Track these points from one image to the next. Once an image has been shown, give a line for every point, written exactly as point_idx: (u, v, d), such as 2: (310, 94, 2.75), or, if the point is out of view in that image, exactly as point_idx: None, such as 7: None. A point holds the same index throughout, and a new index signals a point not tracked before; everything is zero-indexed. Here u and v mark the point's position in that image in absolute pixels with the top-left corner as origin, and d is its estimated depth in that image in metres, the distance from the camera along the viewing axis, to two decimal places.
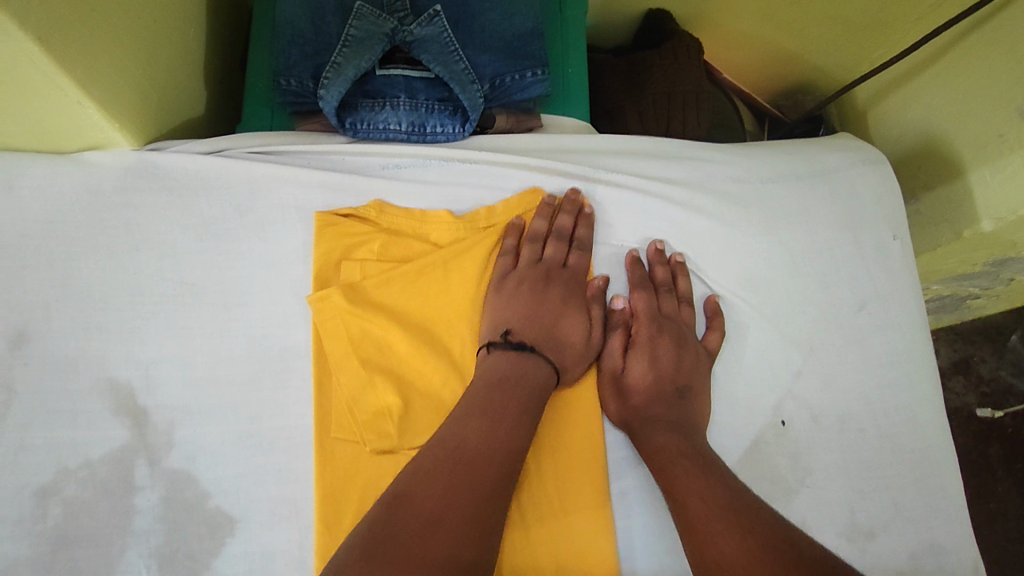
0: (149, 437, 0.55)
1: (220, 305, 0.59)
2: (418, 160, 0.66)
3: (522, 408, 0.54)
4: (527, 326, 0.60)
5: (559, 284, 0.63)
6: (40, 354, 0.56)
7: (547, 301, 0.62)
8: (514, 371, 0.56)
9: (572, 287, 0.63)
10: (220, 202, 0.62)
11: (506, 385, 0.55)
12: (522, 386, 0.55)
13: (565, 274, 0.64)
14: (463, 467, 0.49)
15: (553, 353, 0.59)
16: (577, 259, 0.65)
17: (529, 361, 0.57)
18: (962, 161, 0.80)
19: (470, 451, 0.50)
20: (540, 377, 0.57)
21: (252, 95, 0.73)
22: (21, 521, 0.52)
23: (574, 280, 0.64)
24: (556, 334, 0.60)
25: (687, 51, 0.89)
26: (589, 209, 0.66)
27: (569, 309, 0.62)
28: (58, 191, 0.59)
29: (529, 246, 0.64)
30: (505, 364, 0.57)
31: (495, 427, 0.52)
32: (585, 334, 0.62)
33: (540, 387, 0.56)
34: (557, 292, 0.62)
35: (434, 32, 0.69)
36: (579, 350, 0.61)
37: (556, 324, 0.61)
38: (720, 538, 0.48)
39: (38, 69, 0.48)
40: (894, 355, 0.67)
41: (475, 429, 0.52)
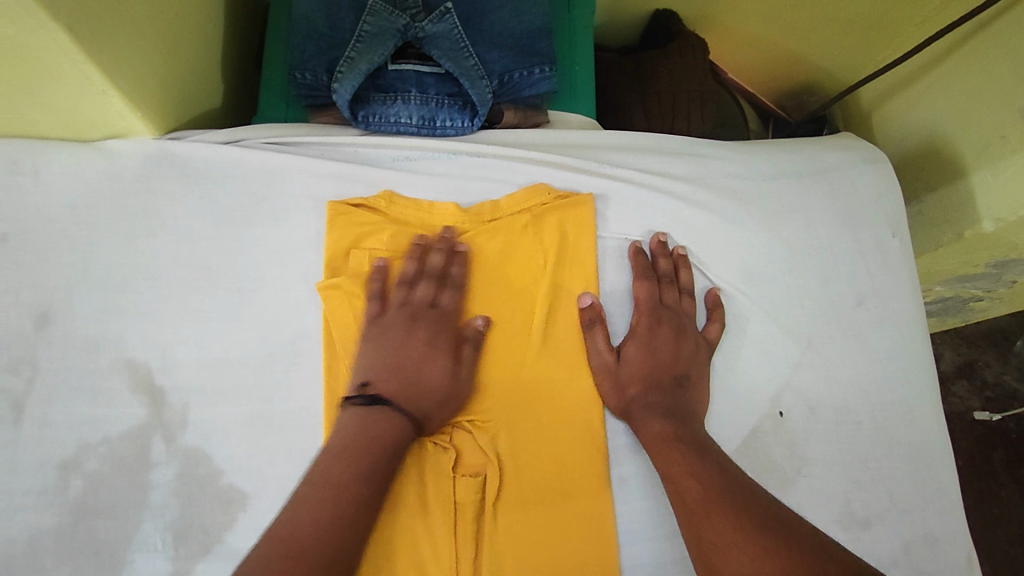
0: (165, 415, 0.57)
1: (234, 290, 0.61)
2: (428, 153, 0.69)
3: (364, 477, 0.52)
4: (387, 377, 0.57)
5: (427, 326, 0.61)
6: (62, 333, 0.58)
7: (409, 346, 0.59)
8: (364, 433, 0.54)
9: (439, 329, 0.61)
10: (236, 191, 0.64)
11: (353, 450, 0.53)
12: (371, 449, 0.53)
13: (438, 314, 0.61)
14: (291, 565, 0.46)
15: (412, 406, 0.57)
16: (450, 298, 0.62)
17: (379, 421, 0.55)
18: (965, 162, 0.81)
19: (299, 545, 0.47)
20: (392, 436, 0.54)
21: (267, 88, 0.75)
22: (44, 493, 0.54)
23: (440, 319, 0.61)
24: (415, 382, 0.58)
25: (693, 51, 0.91)
26: (464, 247, 0.64)
27: (434, 355, 0.59)
28: (80, 177, 0.61)
29: (398, 288, 0.62)
30: (355, 424, 0.54)
31: (327, 510, 0.49)
32: (450, 379, 0.59)
33: (393, 447, 0.54)
34: (421, 336, 0.60)
35: (446, 29, 0.71)
36: (440, 398, 0.58)
37: (416, 372, 0.58)
38: (715, 517, 0.50)
39: (67, 57, 0.50)
40: (891, 350, 0.69)
41: (307, 517, 0.49)
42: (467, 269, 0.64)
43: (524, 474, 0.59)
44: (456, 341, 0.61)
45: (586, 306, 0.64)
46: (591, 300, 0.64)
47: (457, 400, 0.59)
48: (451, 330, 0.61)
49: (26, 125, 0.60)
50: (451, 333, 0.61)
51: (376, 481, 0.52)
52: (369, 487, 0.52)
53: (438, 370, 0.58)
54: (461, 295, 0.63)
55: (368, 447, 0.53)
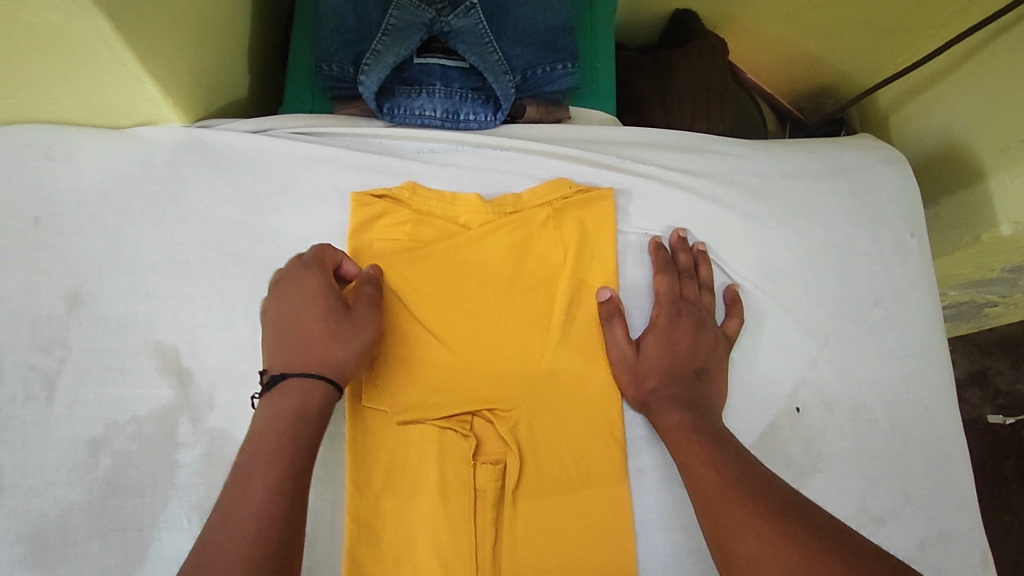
0: (193, 396, 0.58)
1: (260, 277, 0.62)
2: (452, 145, 0.69)
3: (277, 453, 0.49)
4: (281, 354, 0.55)
5: (291, 289, 0.56)
6: (93, 315, 0.59)
7: (286, 313, 0.56)
8: (272, 415, 0.51)
9: (303, 278, 0.57)
10: (262, 178, 0.65)
11: (260, 435, 0.50)
12: (281, 420, 0.51)
13: (311, 264, 0.58)
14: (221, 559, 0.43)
15: (314, 366, 0.54)
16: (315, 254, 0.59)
17: (286, 397, 0.52)
18: (984, 164, 0.81)
19: (222, 547, 0.44)
20: (301, 404, 0.52)
21: (294, 80, 0.76)
22: (74, 469, 0.56)
23: (305, 274, 0.57)
24: (303, 341, 0.54)
25: (713, 51, 0.92)
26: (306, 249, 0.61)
27: (304, 306, 0.56)
28: (113, 163, 0.63)
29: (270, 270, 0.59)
30: (263, 414, 0.51)
31: (247, 500, 0.46)
32: (329, 317, 0.55)
33: (305, 416, 0.52)
34: (289, 298, 0.56)
35: (471, 23, 0.72)
36: (332, 340, 0.55)
37: (299, 332, 0.55)
38: (733, 505, 0.50)
39: (106, 44, 0.51)
40: (908, 349, 0.69)
41: (224, 514, 0.45)
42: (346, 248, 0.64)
43: (544, 461, 0.60)
44: (322, 282, 0.57)
45: (605, 300, 0.64)
46: (610, 294, 0.64)
47: (361, 331, 0.56)
48: (324, 273, 0.58)
49: (61, 111, 0.61)
50: (323, 277, 0.57)
51: (286, 461, 0.48)
52: (280, 465, 0.48)
53: (316, 319, 0.55)
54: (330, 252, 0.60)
55: (276, 423, 0.50)
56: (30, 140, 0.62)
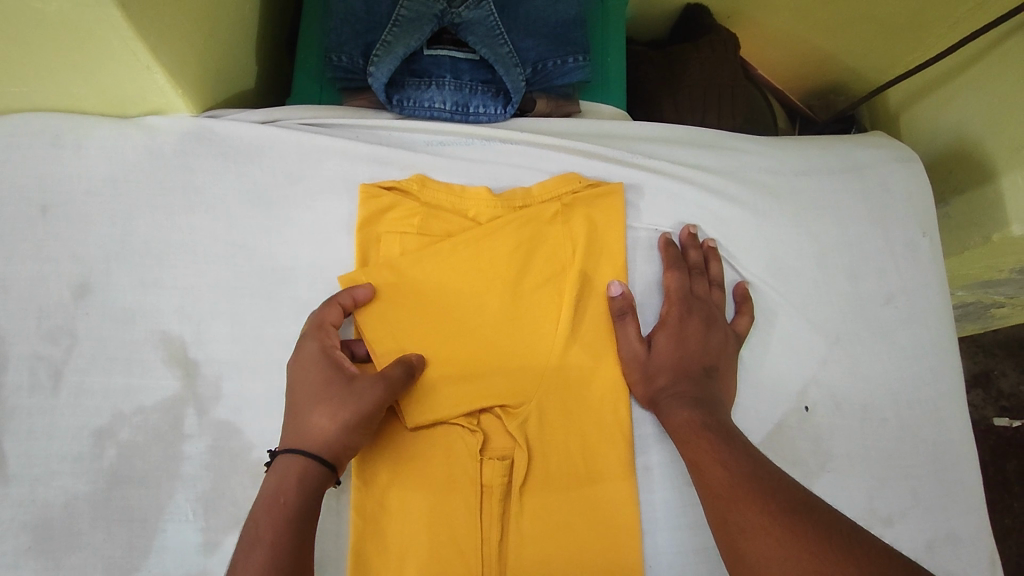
0: (200, 388, 0.58)
1: (268, 270, 0.62)
2: (461, 138, 0.69)
3: (260, 539, 0.47)
4: (285, 428, 0.55)
5: (294, 362, 0.57)
6: (100, 304, 0.59)
7: (295, 383, 0.56)
8: (261, 499, 0.50)
9: (300, 348, 0.57)
10: (271, 170, 0.64)
11: (233, 567, 0.47)
12: (255, 529, 0.48)
13: (312, 334, 0.58)
14: None
15: (297, 439, 0.53)
16: (326, 316, 0.59)
17: (269, 477, 0.51)
18: (996, 163, 0.80)
19: None
20: (279, 483, 0.51)
21: (303, 70, 0.76)
22: (80, 459, 0.55)
23: (306, 345, 0.57)
24: (300, 416, 0.54)
25: (724, 46, 0.91)
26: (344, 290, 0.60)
27: (299, 377, 0.56)
28: (122, 152, 0.62)
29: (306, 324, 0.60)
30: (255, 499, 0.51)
31: None
32: (318, 387, 0.55)
33: (279, 516, 0.49)
34: (292, 369, 0.57)
35: (481, 15, 0.72)
36: (317, 410, 0.53)
37: (298, 405, 0.54)
38: (743, 505, 0.50)
39: (118, 34, 0.51)
40: (919, 349, 0.68)
41: None
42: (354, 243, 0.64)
43: (552, 459, 0.59)
44: (318, 351, 0.56)
45: (617, 296, 0.63)
46: (622, 289, 0.63)
47: (346, 400, 0.53)
48: (321, 341, 0.57)
49: (70, 100, 0.61)
50: (319, 345, 0.57)
51: (266, 546, 0.47)
52: (257, 553, 0.47)
53: (307, 392, 0.55)
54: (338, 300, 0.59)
55: (245, 547, 0.48)
56: (37, 127, 0.61)
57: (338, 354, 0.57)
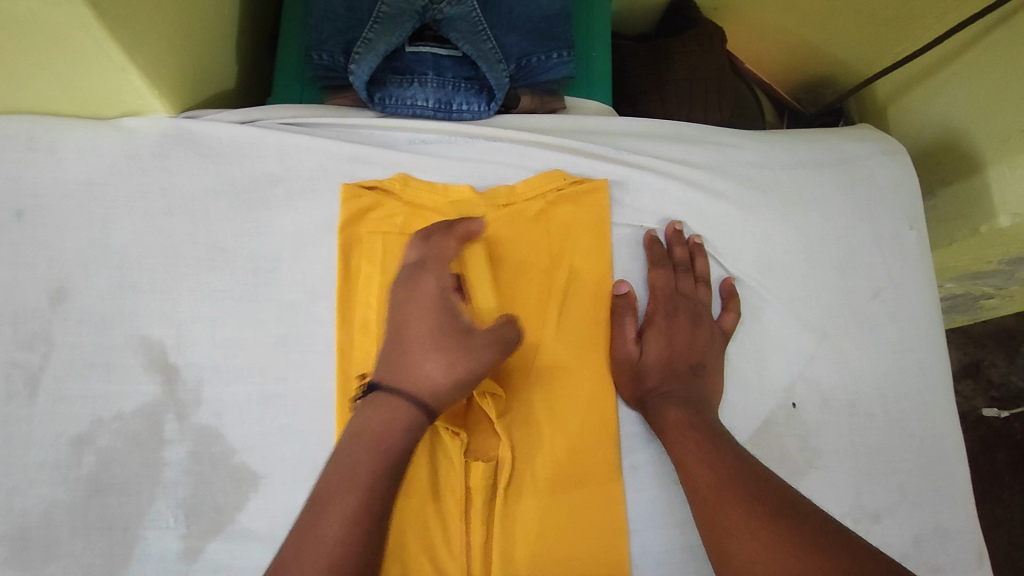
0: (180, 393, 0.57)
1: (250, 272, 0.61)
2: (444, 136, 0.68)
3: (361, 483, 0.48)
4: (387, 360, 0.56)
5: (404, 293, 0.58)
6: (78, 309, 0.58)
7: (411, 316, 0.57)
8: (357, 439, 0.51)
9: (416, 283, 0.58)
10: (251, 171, 0.64)
11: (323, 499, 0.48)
12: (354, 470, 0.49)
13: (431, 269, 0.58)
14: None
15: (404, 380, 0.54)
16: (436, 251, 0.59)
17: (369, 415, 0.52)
18: (983, 154, 0.80)
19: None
20: (382, 426, 0.52)
21: (283, 68, 0.75)
22: (58, 467, 0.55)
23: (420, 281, 0.58)
24: (412, 355, 0.55)
25: (711, 40, 0.90)
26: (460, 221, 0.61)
27: (413, 314, 0.57)
28: (98, 155, 0.61)
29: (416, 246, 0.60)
30: (348, 434, 0.52)
31: (325, 529, 0.46)
32: (434, 332, 0.56)
33: (379, 461, 0.50)
34: (404, 302, 0.58)
35: (463, 11, 0.70)
36: (432, 356, 0.54)
37: (410, 344, 0.55)
38: (729, 506, 0.49)
39: (89, 34, 0.49)
40: (906, 342, 0.68)
41: (312, 545, 0.45)
42: (338, 240, 0.63)
43: (539, 461, 0.59)
44: (435, 293, 0.57)
45: (622, 293, 0.64)
46: (628, 289, 0.64)
47: (463, 355, 0.54)
48: (439, 282, 0.58)
49: (44, 102, 0.60)
50: (437, 286, 0.58)
51: (365, 490, 0.48)
52: (355, 496, 0.48)
53: (422, 332, 0.56)
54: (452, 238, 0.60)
55: (335, 484, 0.48)
56: (11, 130, 0.60)
57: (453, 298, 0.58)
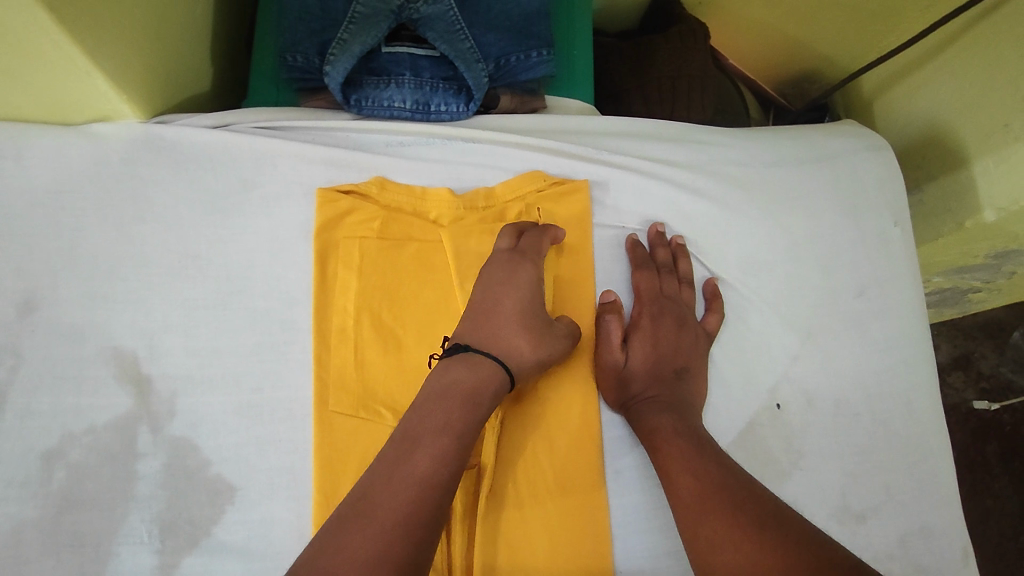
0: (153, 405, 0.56)
1: (224, 280, 0.60)
2: (421, 138, 0.67)
3: (450, 428, 0.49)
4: (475, 329, 0.57)
5: (501, 266, 0.59)
6: (46, 321, 0.57)
7: (501, 294, 0.58)
8: (447, 386, 0.52)
9: (516, 265, 0.59)
10: (225, 176, 0.62)
11: (415, 437, 0.49)
12: (447, 415, 0.50)
13: (530, 258, 0.60)
14: (389, 521, 0.44)
15: (499, 348, 0.56)
16: (530, 242, 0.61)
17: (462, 368, 0.53)
18: (968, 149, 0.79)
19: (390, 507, 0.45)
20: (478, 383, 0.53)
21: (258, 70, 0.74)
22: (28, 483, 0.53)
23: (518, 260, 0.59)
24: (502, 329, 0.57)
25: (694, 35, 0.89)
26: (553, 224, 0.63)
27: (509, 294, 0.58)
28: (66, 162, 0.60)
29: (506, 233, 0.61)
30: (439, 379, 0.53)
31: (413, 463, 0.47)
32: (528, 313, 0.58)
33: (471, 413, 0.51)
34: (500, 276, 0.58)
35: (441, 10, 0.69)
36: (523, 334, 0.57)
37: (503, 321, 0.57)
38: (713, 515, 0.49)
39: (49, 38, 0.48)
40: (892, 340, 0.68)
41: (400, 476, 0.46)
42: (313, 244, 0.62)
43: (519, 470, 0.58)
44: (531, 280, 0.59)
45: (608, 302, 0.63)
46: (615, 298, 0.64)
47: (556, 344, 0.58)
48: (536, 272, 0.60)
49: (10, 108, 0.59)
50: (534, 272, 0.59)
51: (455, 434, 0.49)
52: (446, 438, 0.49)
53: (517, 311, 0.58)
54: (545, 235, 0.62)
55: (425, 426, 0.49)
56: None
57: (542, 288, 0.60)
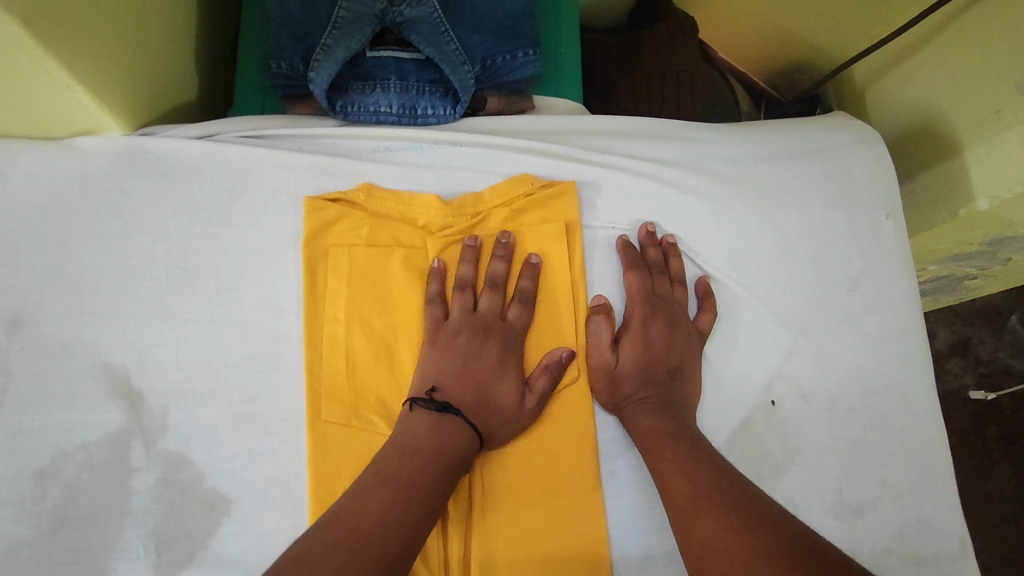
0: (145, 420, 0.56)
1: (213, 291, 0.60)
2: (409, 143, 0.67)
3: (429, 466, 0.52)
4: (455, 384, 0.57)
5: (498, 339, 0.60)
6: (34, 339, 0.57)
7: (480, 357, 0.59)
8: (433, 438, 0.53)
9: (496, 335, 0.60)
10: (212, 187, 0.62)
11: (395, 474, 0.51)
12: (429, 471, 0.51)
13: (515, 335, 0.61)
14: (359, 548, 0.46)
15: (478, 413, 0.56)
16: (517, 314, 0.61)
17: (448, 428, 0.54)
18: (960, 137, 0.79)
19: (362, 534, 0.47)
20: (458, 443, 0.54)
21: (243, 77, 0.73)
22: (22, 502, 0.53)
23: (511, 334, 0.60)
24: (484, 394, 0.57)
25: (682, 29, 0.89)
26: (536, 260, 0.62)
27: (494, 362, 0.59)
28: (50, 177, 0.60)
29: (491, 295, 0.61)
30: (425, 428, 0.54)
31: (388, 498, 0.49)
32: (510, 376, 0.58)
33: (448, 461, 0.53)
34: (492, 350, 0.59)
35: (425, 13, 0.69)
36: (508, 398, 0.58)
37: (484, 386, 0.58)
38: (705, 518, 0.49)
39: (24, 52, 0.47)
40: (885, 333, 0.67)
41: (376, 508, 0.48)
42: (302, 252, 0.61)
43: (513, 474, 0.58)
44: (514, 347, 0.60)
45: (598, 305, 0.63)
46: (603, 299, 0.63)
47: (524, 424, 0.58)
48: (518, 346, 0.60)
49: None
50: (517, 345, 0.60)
51: (432, 476, 0.51)
52: (425, 476, 0.51)
53: (509, 388, 0.58)
54: (531, 309, 0.62)
55: (406, 462, 0.52)
56: None
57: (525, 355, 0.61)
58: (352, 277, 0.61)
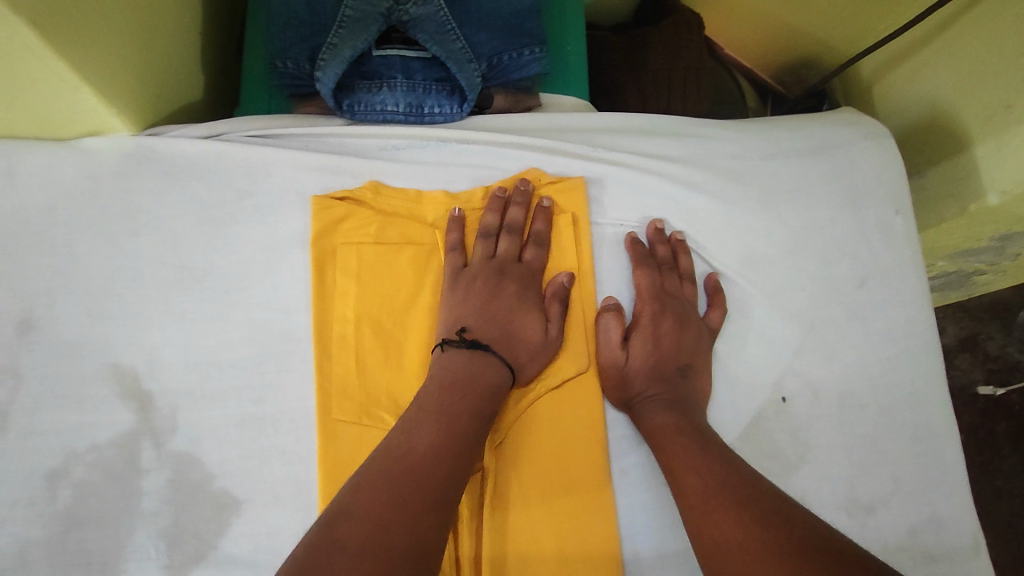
0: (155, 421, 0.56)
1: (221, 291, 0.60)
2: (416, 141, 0.66)
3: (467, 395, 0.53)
4: (481, 323, 0.59)
5: (516, 280, 0.62)
6: (44, 340, 0.57)
7: (501, 296, 0.61)
8: (467, 372, 0.55)
9: (512, 280, 0.62)
10: (219, 187, 0.62)
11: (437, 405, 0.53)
12: (469, 406, 0.53)
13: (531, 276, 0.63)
14: (410, 475, 0.48)
15: (506, 347, 0.58)
16: (533, 254, 0.64)
17: (479, 364, 0.56)
18: (970, 132, 0.78)
19: (412, 462, 0.48)
20: (492, 378, 0.56)
21: (250, 78, 0.73)
22: (33, 503, 0.54)
23: (529, 273, 0.63)
24: (509, 330, 0.59)
25: (688, 27, 0.88)
26: (547, 202, 0.64)
27: (514, 301, 0.61)
28: (58, 178, 0.60)
29: (507, 238, 0.63)
30: (458, 364, 0.56)
31: (431, 428, 0.51)
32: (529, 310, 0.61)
33: (485, 397, 0.54)
34: (512, 288, 0.61)
35: (431, 11, 0.68)
36: (531, 332, 0.60)
37: (508, 324, 0.60)
38: (718, 515, 0.48)
39: (33, 53, 0.47)
40: (896, 330, 0.67)
41: (422, 436, 0.50)
42: (311, 250, 0.61)
43: (524, 470, 0.58)
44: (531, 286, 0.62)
45: (609, 306, 0.62)
46: (615, 301, 0.63)
47: (551, 354, 0.60)
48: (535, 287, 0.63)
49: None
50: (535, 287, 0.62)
51: (472, 406, 0.53)
52: (465, 405, 0.53)
53: (533, 322, 0.60)
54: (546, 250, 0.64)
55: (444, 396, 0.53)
56: None
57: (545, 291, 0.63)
58: (362, 267, 0.61)
